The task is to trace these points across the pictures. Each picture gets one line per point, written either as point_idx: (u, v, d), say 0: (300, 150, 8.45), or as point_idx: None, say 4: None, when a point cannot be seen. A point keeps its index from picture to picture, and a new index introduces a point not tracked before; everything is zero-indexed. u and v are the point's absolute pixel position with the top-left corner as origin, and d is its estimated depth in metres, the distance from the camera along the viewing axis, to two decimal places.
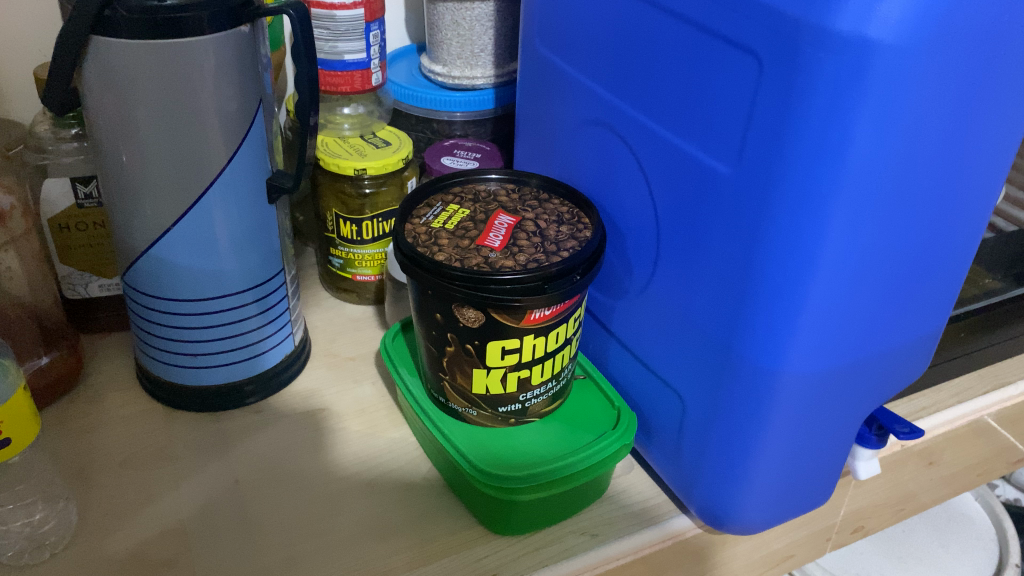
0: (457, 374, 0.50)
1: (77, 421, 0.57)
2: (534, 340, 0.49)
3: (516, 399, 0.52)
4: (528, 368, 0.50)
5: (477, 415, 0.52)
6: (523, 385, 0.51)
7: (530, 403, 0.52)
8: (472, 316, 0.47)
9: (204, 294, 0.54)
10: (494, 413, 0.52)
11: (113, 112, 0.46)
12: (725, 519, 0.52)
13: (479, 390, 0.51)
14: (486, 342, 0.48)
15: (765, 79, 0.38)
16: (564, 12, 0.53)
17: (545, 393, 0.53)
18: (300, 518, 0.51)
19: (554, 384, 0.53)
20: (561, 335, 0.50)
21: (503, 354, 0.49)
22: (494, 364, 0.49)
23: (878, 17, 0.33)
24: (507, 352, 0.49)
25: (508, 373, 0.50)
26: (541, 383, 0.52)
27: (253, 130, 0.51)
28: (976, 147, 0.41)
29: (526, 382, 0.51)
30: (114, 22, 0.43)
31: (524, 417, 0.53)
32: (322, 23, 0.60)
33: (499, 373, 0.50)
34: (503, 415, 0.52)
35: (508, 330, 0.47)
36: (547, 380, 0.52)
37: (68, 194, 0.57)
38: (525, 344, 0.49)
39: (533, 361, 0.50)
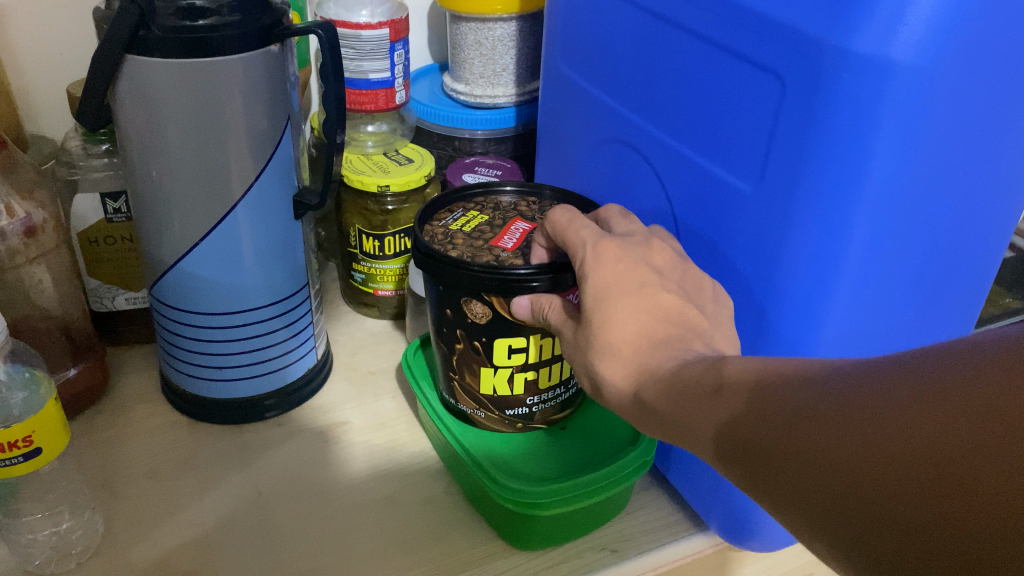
0: (466, 373, 0.51)
1: (103, 432, 0.58)
2: (540, 340, 0.50)
3: (524, 401, 0.52)
4: (535, 369, 0.51)
5: (483, 417, 0.53)
6: (530, 386, 0.52)
7: (538, 405, 0.53)
8: (479, 312, 0.48)
9: (229, 307, 0.54)
10: (501, 415, 0.53)
11: (144, 129, 0.48)
12: (743, 537, 0.51)
13: (488, 390, 0.51)
14: (496, 340, 0.49)
15: (788, 99, 0.39)
16: (586, 30, 0.54)
17: (552, 397, 0.53)
18: (321, 530, 0.52)
19: (560, 391, 0.53)
20: None
21: (512, 353, 0.49)
22: (500, 364, 0.50)
23: (899, 39, 0.34)
24: (513, 352, 0.49)
25: (515, 374, 0.51)
26: (548, 388, 0.53)
27: (281, 147, 0.52)
28: (998, 168, 0.41)
29: (532, 385, 0.52)
30: (148, 42, 0.44)
31: (530, 422, 0.54)
32: (348, 43, 0.61)
33: (506, 373, 0.50)
34: (510, 419, 0.53)
35: (514, 326, 0.48)
36: (557, 383, 0.53)
37: (97, 209, 0.58)
38: (533, 343, 0.49)
39: (542, 360, 0.51)
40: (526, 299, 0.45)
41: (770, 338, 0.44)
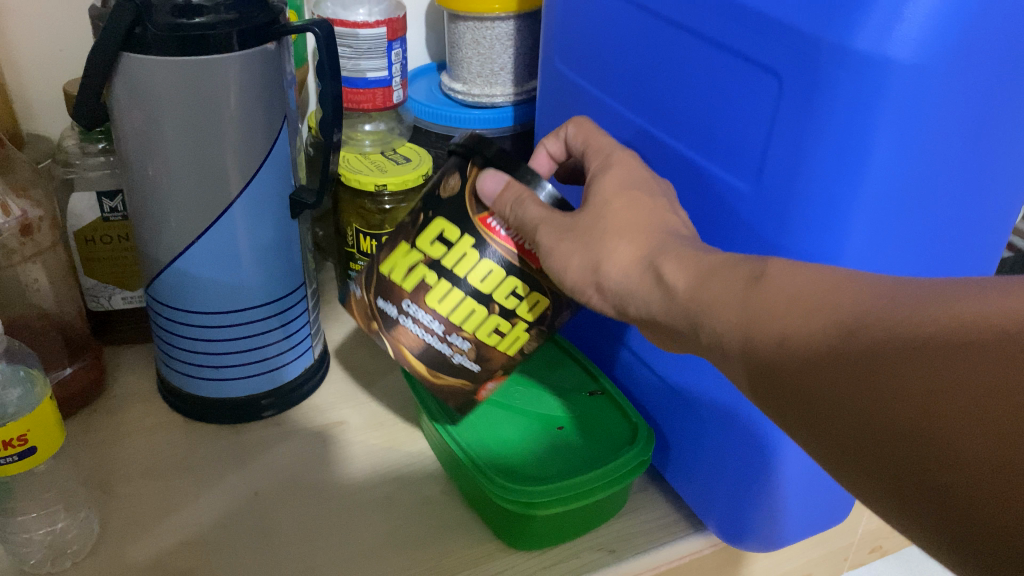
0: (385, 242, 0.47)
1: (99, 432, 0.58)
2: (468, 246, 0.45)
3: (403, 300, 0.46)
4: (436, 276, 0.45)
5: (358, 296, 0.49)
6: (421, 293, 0.46)
7: (413, 325, 0.46)
8: (451, 185, 0.45)
9: (226, 306, 0.54)
10: (372, 303, 0.48)
11: (140, 127, 0.47)
12: (742, 537, 0.51)
13: (383, 264, 0.47)
14: (433, 218, 0.45)
15: (786, 96, 0.39)
16: (584, 28, 0.54)
17: (428, 333, 0.46)
18: (318, 530, 0.51)
19: (443, 331, 0.46)
20: (488, 280, 0.45)
21: (433, 240, 0.45)
22: (421, 245, 0.46)
23: (897, 37, 0.34)
24: (439, 240, 0.45)
25: (420, 265, 0.46)
26: (432, 312, 0.46)
27: (278, 145, 0.52)
28: (997, 166, 0.41)
29: (423, 290, 0.46)
30: (145, 40, 0.44)
31: (391, 334, 0.47)
32: (346, 42, 0.61)
33: (415, 257, 0.46)
34: (378, 310, 0.47)
35: (465, 218, 0.44)
36: (444, 327, 0.46)
37: (94, 208, 0.57)
38: (460, 246, 0.45)
39: (452, 275, 0.45)
40: (504, 175, 0.44)
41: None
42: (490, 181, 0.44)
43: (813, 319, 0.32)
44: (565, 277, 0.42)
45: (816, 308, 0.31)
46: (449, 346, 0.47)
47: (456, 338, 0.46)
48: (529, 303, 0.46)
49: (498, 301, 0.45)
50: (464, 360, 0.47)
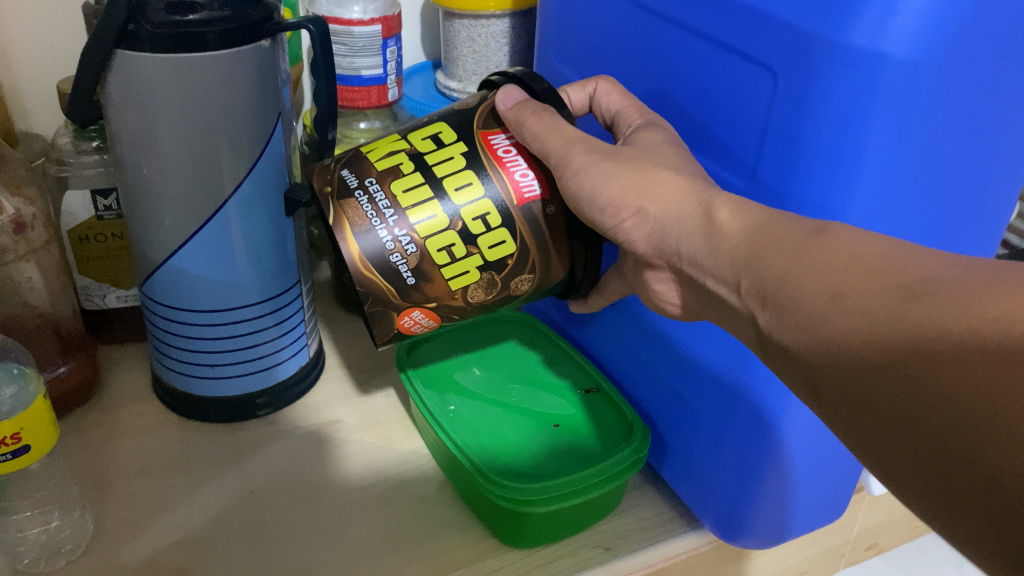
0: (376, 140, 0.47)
1: (93, 431, 0.58)
2: (460, 152, 0.44)
3: (368, 176, 0.44)
4: (411, 166, 0.44)
5: (321, 168, 0.46)
6: (389, 175, 0.44)
7: (370, 200, 0.44)
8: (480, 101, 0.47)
9: (220, 304, 0.54)
10: (334, 174, 0.45)
11: (135, 125, 0.47)
12: (738, 533, 0.51)
13: (365, 149, 0.46)
14: (439, 124, 0.46)
15: (781, 92, 0.39)
16: (578, 26, 0.54)
17: (378, 216, 0.44)
18: (314, 528, 0.51)
19: (397, 217, 0.44)
20: (465, 192, 0.44)
21: (423, 140, 0.45)
22: (414, 141, 0.45)
23: (892, 32, 0.34)
24: (434, 139, 0.45)
25: (405, 154, 0.45)
26: (393, 195, 0.44)
27: (273, 142, 0.51)
28: (992, 160, 0.41)
29: (396, 171, 0.44)
30: (138, 37, 0.44)
31: (337, 201, 0.44)
32: (340, 39, 0.61)
33: (400, 148, 0.46)
34: (338, 179, 0.45)
35: (471, 131, 0.45)
36: (401, 217, 0.44)
37: (88, 206, 0.57)
38: (447, 150, 0.45)
39: (430, 171, 0.44)
40: (526, 99, 0.46)
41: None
42: (510, 95, 0.46)
43: (816, 315, 0.32)
44: (601, 192, 0.42)
45: (828, 311, 0.32)
46: (392, 242, 0.43)
47: (404, 236, 0.44)
48: (491, 237, 0.44)
49: (464, 219, 0.44)
50: (402, 265, 0.44)
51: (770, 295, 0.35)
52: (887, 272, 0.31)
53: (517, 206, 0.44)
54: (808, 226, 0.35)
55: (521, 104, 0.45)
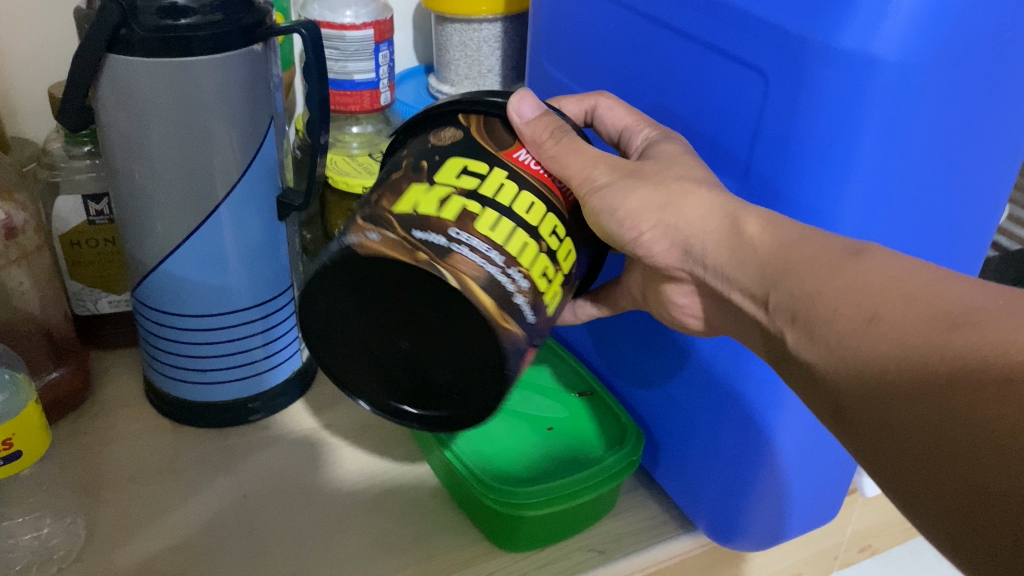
0: (386, 195, 0.38)
1: (85, 437, 0.57)
2: (501, 175, 0.38)
3: (448, 228, 0.35)
4: (480, 203, 0.36)
5: (379, 239, 0.35)
6: (467, 219, 0.36)
7: (469, 252, 0.35)
8: (448, 134, 0.39)
9: (212, 308, 0.54)
10: (408, 237, 0.35)
11: (126, 129, 0.47)
12: (733, 536, 0.51)
13: (403, 206, 0.36)
14: (449, 157, 0.38)
15: (772, 95, 0.39)
16: (570, 28, 0.54)
17: (488, 263, 0.35)
18: (307, 533, 0.51)
19: (501, 258, 0.35)
20: (537, 209, 0.38)
21: (461, 174, 0.37)
22: (443, 179, 0.37)
23: (882, 35, 0.34)
24: (466, 171, 0.37)
25: (453, 194, 0.36)
26: (486, 237, 0.35)
27: (265, 146, 0.51)
28: (982, 161, 0.41)
29: (468, 214, 0.36)
30: (130, 41, 0.44)
31: (435, 261, 0.35)
32: (332, 44, 0.61)
33: (442, 191, 0.37)
34: (413, 242, 0.35)
35: (486, 152, 0.38)
36: (505, 256, 0.36)
37: (79, 211, 0.57)
38: (494, 177, 0.37)
39: (496, 200, 0.37)
40: (538, 104, 0.40)
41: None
42: (527, 104, 0.40)
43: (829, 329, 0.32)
44: (619, 208, 0.40)
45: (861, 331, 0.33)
46: (511, 282, 0.35)
47: (516, 273, 0.36)
48: (565, 249, 0.39)
49: (545, 238, 0.37)
50: (523, 303, 0.36)
51: (799, 312, 0.35)
52: (925, 299, 0.32)
53: (566, 208, 0.40)
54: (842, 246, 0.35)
55: (546, 120, 0.40)
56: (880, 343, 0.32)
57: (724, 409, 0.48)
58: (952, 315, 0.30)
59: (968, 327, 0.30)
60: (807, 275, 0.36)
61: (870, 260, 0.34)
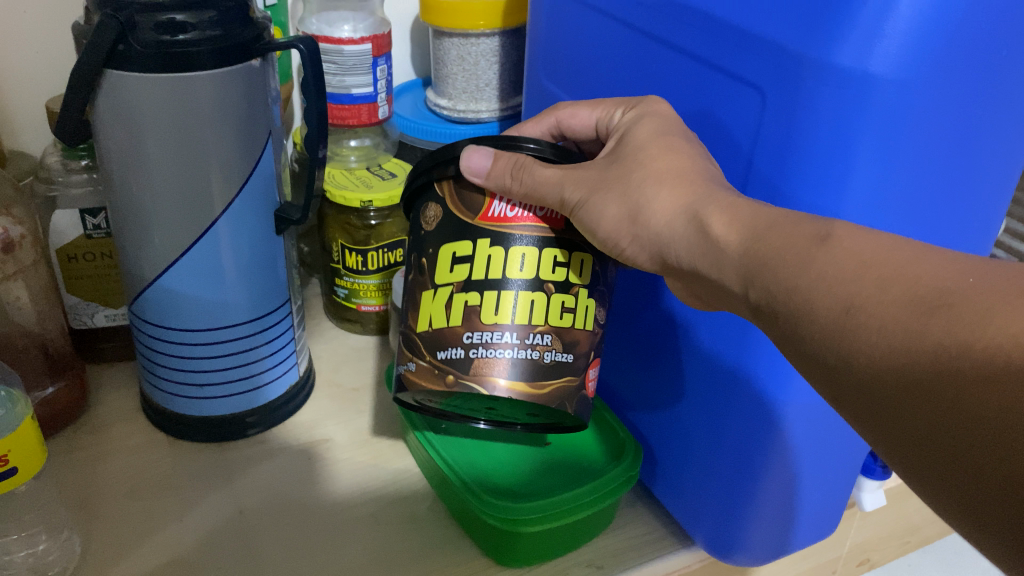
0: (409, 308, 0.44)
1: (81, 452, 0.57)
2: (489, 249, 0.41)
3: (462, 336, 0.41)
4: (477, 293, 0.41)
5: (416, 369, 0.43)
6: (471, 317, 0.41)
7: (483, 355, 0.41)
8: (432, 215, 0.43)
9: (208, 324, 0.54)
10: (433, 362, 0.42)
11: (124, 144, 0.47)
12: (731, 551, 0.51)
13: (423, 325, 0.43)
14: (438, 250, 0.42)
15: (769, 111, 0.39)
16: (568, 43, 0.54)
17: (506, 350, 0.41)
18: (304, 549, 0.51)
19: (512, 342, 0.41)
20: (530, 259, 0.41)
21: (452, 267, 0.42)
22: (442, 282, 0.42)
23: (878, 52, 0.34)
24: (459, 260, 0.42)
25: (454, 295, 0.42)
26: (491, 328, 0.41)
27: (263, 161, 0.51)
28: (981, 174, 0.41)
29: (472, 313, 0.41)
30: (128, 56, 0.44)
31: (461, 380, 0.41)
32: (330, 58, 0.61)
33: (445, 292, 0.42)
34: (440, 365, 0.42)
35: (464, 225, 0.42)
36: (518, 334, 0.41)
37: (77, 225, 0.57)
38: (480, 253, 0.41)
39: (488, 283, 0.41)
40: (489, 152, 0.40)
41: (751, 353, 0.44)
42: (476, 158, 0.40)
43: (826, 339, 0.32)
44: (598, 226, 0.41)
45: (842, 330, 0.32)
46: (532, 351, 0.41)
47: (535, 338, 0.41)
48: (577, 266, 0.42)
49: (548, 279, 0.41)
50: (550, 355, 0.41)
51: (779, 314, 0.35)
52: (898, 281, 0.31)
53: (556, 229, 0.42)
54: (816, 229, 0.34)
55: (502, 160, 0.40)
56: (861, 333, 0.31)
57: (723, 424, 0.47)
58: (934, 296, 0.30)
59: (946, 308, 0.29)
60: (782, 269, 0.35)
61: (838, 246, 0.33)
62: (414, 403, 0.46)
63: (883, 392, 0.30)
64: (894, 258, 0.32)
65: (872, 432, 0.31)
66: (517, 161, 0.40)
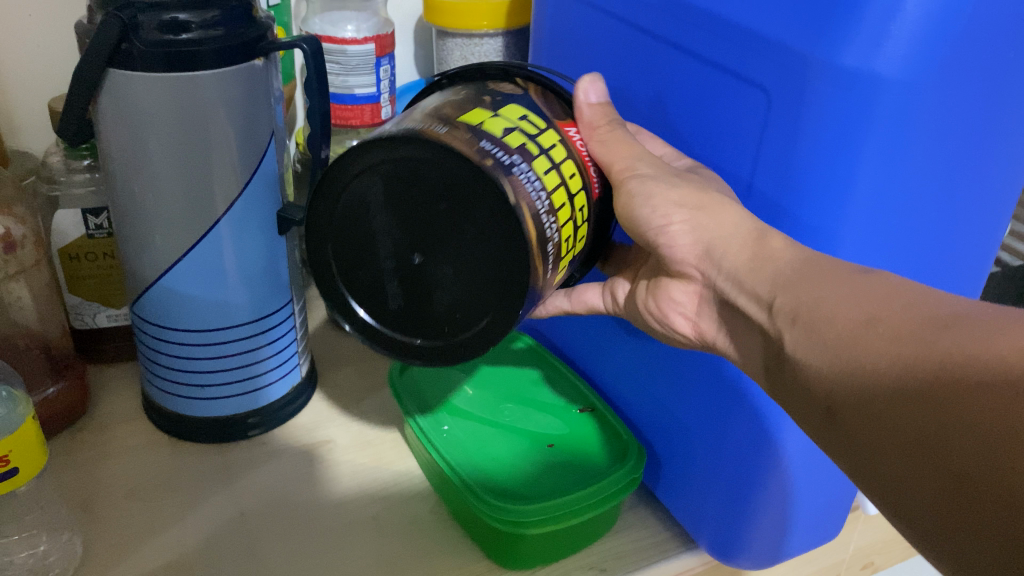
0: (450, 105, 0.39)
1: (83, 453, 0.57)
2: (552, 137, 0.40)
3: (511, 151, 0.37)
4: (536, 148, 0.39)
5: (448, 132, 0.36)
6: (524, 152, 0.38)
7: (523, 174, 0.37)
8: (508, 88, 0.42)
9: (210, 324, 0.54)
10: (471, 138, 0.36)
11: (126, 143, 0.47)
12: (734, 554, 0.51)
13: (471, 116, 0.38)
14: (505, 102, 0.40)
15: (774, 112, 0.39)
16: (571, 44, 0.54)
17: (537, 196, 0.37)
18: (305, 551, 0.51)
19: (546, 200, 0.37)
20: (570, 176, 0.40)
21: (519, 118, 0.39)
22: (507, 116, 0.39)
23: (884, 53, 0.34)
24: (523, 121, 0.40)
25: (516, 130, 0.38)
26: (540, 177, 0.38)
27: (266, 161, 0.51)
28: (985, 179, 0.41)
29: (526, 150, 0.38)
30: (131, 55, 0.44)
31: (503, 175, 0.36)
32: (333, 58, 0.61)
33: (505, 121, 0.39)
34: (480, 150, 0.36)
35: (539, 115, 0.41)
36: (547, 199, 0.37)
37: (79, 224, 0.57)
38: (547, 134, 0.40)
39: (547, 154, 0.39)
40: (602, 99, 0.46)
41: None
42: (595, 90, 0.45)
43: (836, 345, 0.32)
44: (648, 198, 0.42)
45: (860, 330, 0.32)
46: (549, 221, 0.37)
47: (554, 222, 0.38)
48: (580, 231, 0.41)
49: (574, 204, 0.40)
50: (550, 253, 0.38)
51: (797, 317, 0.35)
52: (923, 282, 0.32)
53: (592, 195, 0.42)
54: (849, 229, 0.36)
55: (597, 108, 0.44)
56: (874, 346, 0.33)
57: (724, 430, 0.47)
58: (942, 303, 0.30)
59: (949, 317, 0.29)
60: None
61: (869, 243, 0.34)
62: (328, 188, 0.40)
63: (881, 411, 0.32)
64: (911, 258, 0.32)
65: (863, 451, 0.33)
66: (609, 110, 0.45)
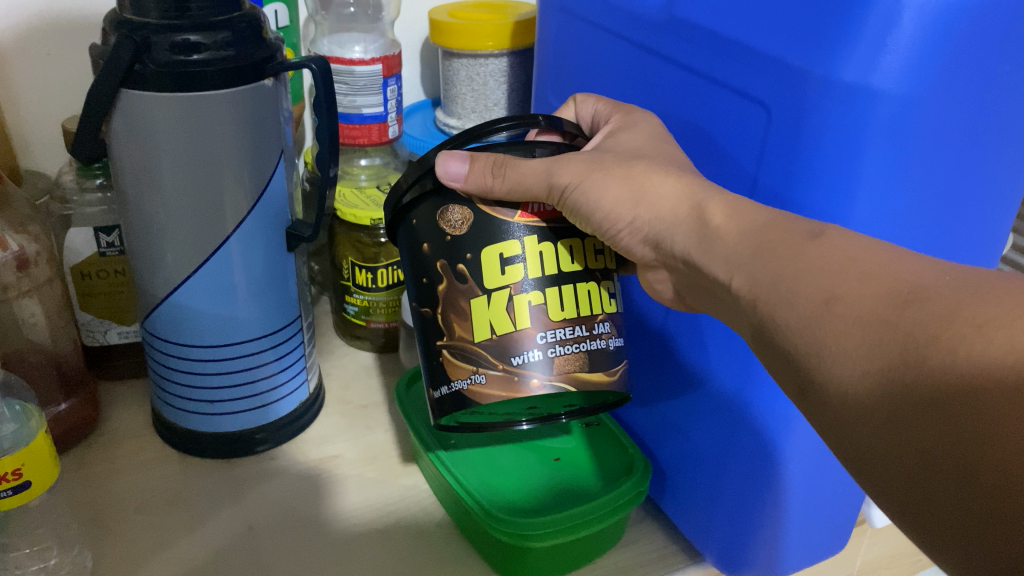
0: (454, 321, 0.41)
1: (93, 469, 0.57)
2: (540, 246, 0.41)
3: (537, 334, 0.41)
4: (541, 292, 0.41)
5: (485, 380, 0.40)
6: (542, 313, 0.41)
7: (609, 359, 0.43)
8: (457, 218, 0.41)
9: (220, 340, 0.54)
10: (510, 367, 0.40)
11: (137, 160, 0.48)
12: (741, 567, 0.50)
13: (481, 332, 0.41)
14: (481, 251, 0.41)
15: (776, 125, 0.39)
16: (575, 70, 0.56)
17: (579, 340, 0.41)
18: (312, 565, 0.51)
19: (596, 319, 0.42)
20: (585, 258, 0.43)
21: (503, 269, 0.41)
22: (495, 283, 0.41)
23: (881, 66, 0.34)
24: (506, 264, 0.41)
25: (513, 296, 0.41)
26: (568, 323, 0.41)
27: (276, 177, 0.52)
28: (995, 183, 0.41)
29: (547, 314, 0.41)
30: (144, 76, 0.45)
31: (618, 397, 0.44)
32: (342, 78, 0.62)
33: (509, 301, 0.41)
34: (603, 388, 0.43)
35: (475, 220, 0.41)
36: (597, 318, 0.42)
37: (90, 243, 0.58)
38: (533, 250, 0.41)
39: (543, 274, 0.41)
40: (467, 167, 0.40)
41: (752, 383, 0.45)
42: (455, 164, 0.40)
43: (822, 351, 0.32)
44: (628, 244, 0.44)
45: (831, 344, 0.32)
46: (599, 340, 0.42)
47: (599, 327, 0.42)
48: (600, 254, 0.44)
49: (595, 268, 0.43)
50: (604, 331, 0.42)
51: None
52: (884, 280, 0.32)
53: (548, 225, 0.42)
54: (802, 229, 0.36)
55: (480, 162, 0.40)
56: (839, 328, 0.32)
57: (729, 452, 0.48)
58: (907, 291, 0.30)
59: (918, 302, 0.30)
60: None
61: (826, 242, 0.34)
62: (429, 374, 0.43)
63: (842, 401, 0.31)
64: (889, 262, 0.33)
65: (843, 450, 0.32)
66: (485, 158, 0.41)
